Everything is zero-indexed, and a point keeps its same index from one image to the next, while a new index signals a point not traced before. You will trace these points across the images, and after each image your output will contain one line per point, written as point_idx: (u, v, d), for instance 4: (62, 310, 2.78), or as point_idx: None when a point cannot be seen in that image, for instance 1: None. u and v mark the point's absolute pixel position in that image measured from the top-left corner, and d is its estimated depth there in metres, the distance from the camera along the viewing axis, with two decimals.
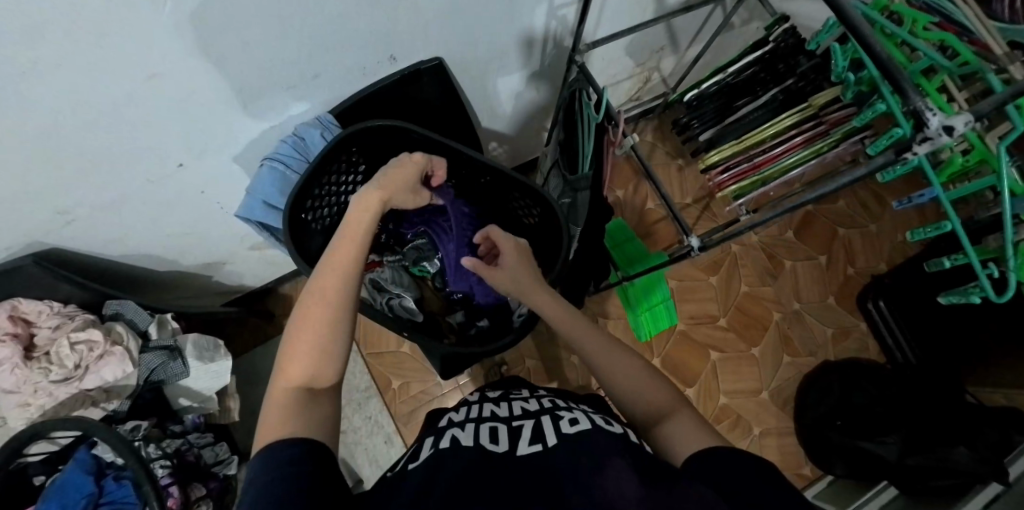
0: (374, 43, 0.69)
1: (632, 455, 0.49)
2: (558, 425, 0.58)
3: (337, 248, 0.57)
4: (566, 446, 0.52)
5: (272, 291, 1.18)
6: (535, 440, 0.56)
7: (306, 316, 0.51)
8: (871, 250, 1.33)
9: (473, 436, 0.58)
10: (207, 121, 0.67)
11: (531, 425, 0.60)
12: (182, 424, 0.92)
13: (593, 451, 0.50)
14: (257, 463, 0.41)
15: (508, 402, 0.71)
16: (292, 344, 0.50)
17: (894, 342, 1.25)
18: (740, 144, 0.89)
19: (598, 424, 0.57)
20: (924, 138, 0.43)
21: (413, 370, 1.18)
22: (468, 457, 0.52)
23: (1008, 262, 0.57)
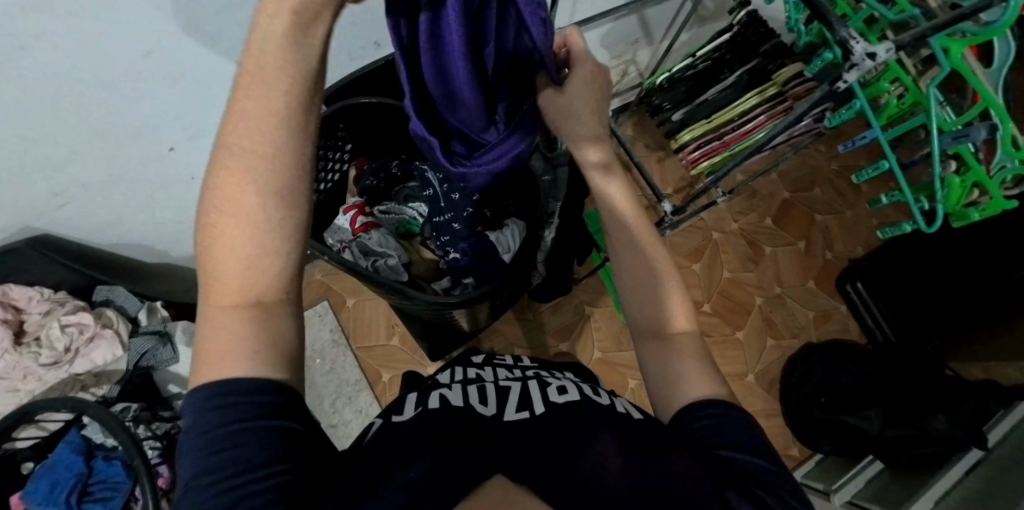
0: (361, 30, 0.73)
1: (619, 427, 0.46)
2: (546, 393, 0.53)
3: (242, 116, 0.37)
4: (556, 416, 0.48)
5: None
6: (522, 406, 0.51)
7: (220, 229, 0.39)
8: (848, 235, 1.37)
9: (462, 396, 0.53)
10: (201, 102, 0.69)
11: (518, 388, 0.55)
12: (170, 410, 0.96)
13: (580, 421, 0.47)
14: (200, 397, 0.37)
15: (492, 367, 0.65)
16: (214, 253, 0.39)
17: (874, 322, 1.28)
18: (711, 123, 0.86)
19: (587, 394, 0.54)
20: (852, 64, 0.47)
21: (406, 364, 1.18)
22: (455, 413, 0.48)
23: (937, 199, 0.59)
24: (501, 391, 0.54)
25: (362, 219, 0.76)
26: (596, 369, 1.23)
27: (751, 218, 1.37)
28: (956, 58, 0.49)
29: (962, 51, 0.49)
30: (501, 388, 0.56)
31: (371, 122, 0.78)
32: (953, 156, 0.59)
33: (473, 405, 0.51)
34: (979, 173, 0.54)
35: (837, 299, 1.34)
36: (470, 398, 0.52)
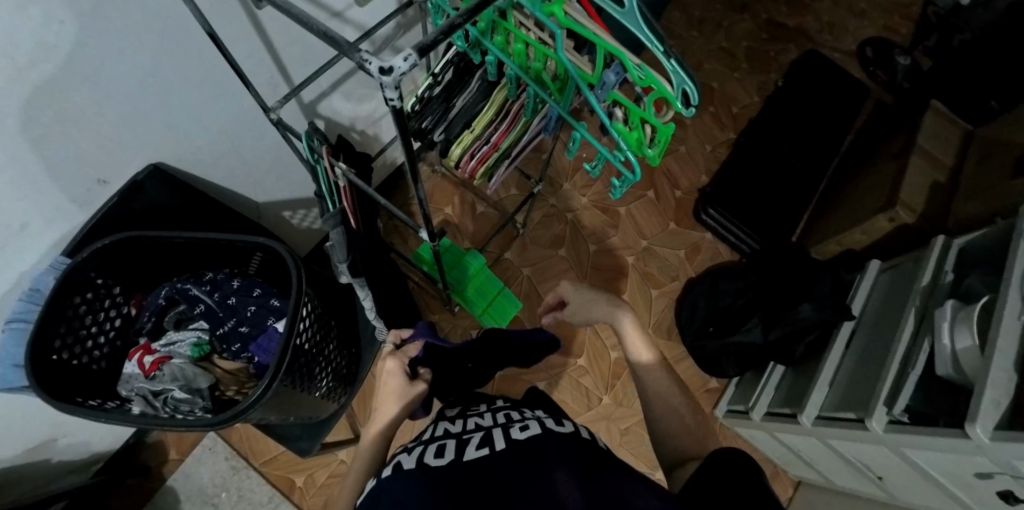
0: (75, 177, 0.70)
1: (574, 457, 0.51)
2: (508, 433, 0.58)
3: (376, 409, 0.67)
4: (516, 451, 0.52)
5: (140, 443, 1.15)
6: (483, 444, 0.55)
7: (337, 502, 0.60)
8: (688, 168, 1.43)
9: (417, 456, 0.55)
10: None
11: (481, 435, 0.58)
12: None
13: (540, 457, 0.51)
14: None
15: (463, 419, 0.68)
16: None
17: (738, 238, 1.34)
18: (473, 130, 0.86)
19: (548, 427, 0.58)
20: (385, 88, 0.39)
21: (314, 461, 1.17)
22: (408, 477, 0.50)
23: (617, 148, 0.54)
24: (462, 440, 0.58)
25: (149, 358, 0.71)
26: (503, 385, 1.23)
27: (597, 186, 1.39)
28: (560, 15, 0.49)
29: (562, 10, 0.49)
30: (463, 437, 0.59)
31: (128, 262, 0.75)
32: (615, 103, 0.56)
33: (427, 460, 0.53)
34: (636, 110, 0.51)
35: (700, 229, 1.39)
36: (426, 453, 0.55)
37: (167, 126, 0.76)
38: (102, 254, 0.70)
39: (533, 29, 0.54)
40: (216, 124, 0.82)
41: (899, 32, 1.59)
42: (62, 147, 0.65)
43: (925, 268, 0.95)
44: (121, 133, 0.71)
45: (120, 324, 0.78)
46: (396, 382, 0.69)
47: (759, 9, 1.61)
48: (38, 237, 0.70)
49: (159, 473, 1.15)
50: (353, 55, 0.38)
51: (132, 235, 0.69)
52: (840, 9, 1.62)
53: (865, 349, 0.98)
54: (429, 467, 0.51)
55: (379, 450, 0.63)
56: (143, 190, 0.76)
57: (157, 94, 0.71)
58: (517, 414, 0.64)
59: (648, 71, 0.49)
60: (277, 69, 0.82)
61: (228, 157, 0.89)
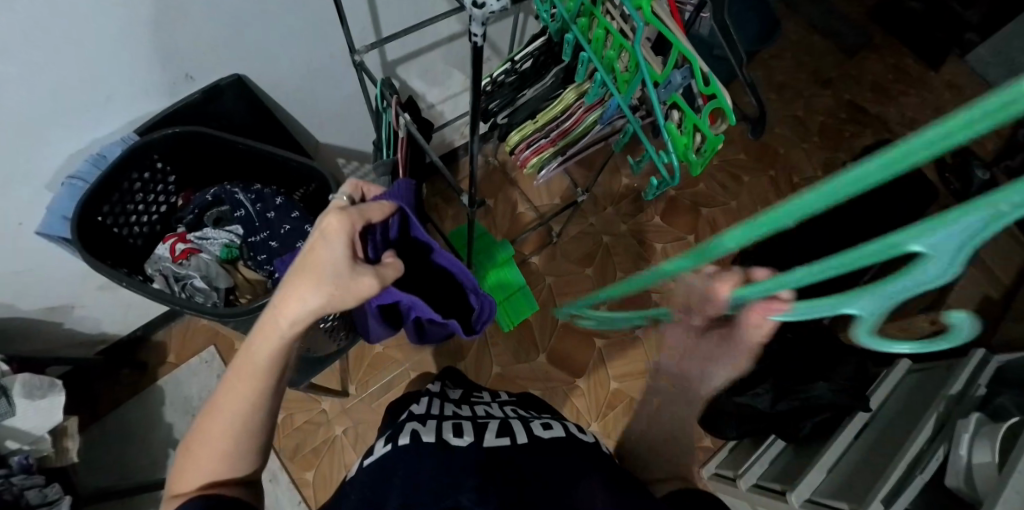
0: (165, 65, 0.75)
1: (594, 466, 0.67)
2: (531, 428, 0.73)
3: (278, 309, 0.45)
4: (536, 446, 0.68)
5: (144, 339, 1.19)
6: (504, 434, 0.69)
7: (201, 434, 0.47)
8: (735, 224, 1.41)
9: (435, 432, 0.67)
10: (8, 143, 0.71)
11: (497, 424, 0.72)
12: (5, 468, 0.79)
13: (566, 464, 0.66)
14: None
15: (471, 404, 0.82)
16: (190, 448, 0.47)
17: (768, 304, 1.30)
18: (537, 121, 0.89)
19: (568, 431, 0.75)
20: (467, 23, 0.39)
21: (297, 403, 1.19)
22: (434, 450, 0.63)
23: (663, 147, 0.53)
24: (479, 425, 0.71)
25: (182, 246, 0.75)
26: (497, 383, 1.23)
27: (638, 218, 1.39)
28: (647, 10, 0.49)
29: (651, 6, 0.49)
30: (478, 422, 0.72)
31: (189, 155, 0.79)
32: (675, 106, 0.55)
33: (448, 438, 0.67)
34: (690, 115, 0.50)
35: (732, 286, 1.36)
36: (447, 432, 0.68)
37: (257, 47, 0.81)
38: (167, 142, 0.74)
39: (618, 20, 0.55)
40: (303, 55, 0.87)
41: (983, 144, 1.55)
42: (163, 36, 0.71)
43: (956, 377, 0.91)
44: (220, 40, 0.76)
45: (164, 211, 0.83)
46: (333, 253, 0.45)
47: (843, 88, 1.59)
48: (118, 110, 0.77)
49: (153, 373, 1.18)
50: None
51: (199, 130, 0.73)
52: (927, 108, 1.58)
53: (876, 446, 0.93)
54: (450, 446, 0.64)
55: (266, 367, 0.46)
56: (220, 96, 0.82)
57: (264, 12, 0.76)
58: (526, 414, 0.78)
59: (712, 81, 0.47)
60: (371, 20, 0.87)
61: (305, 90, 0.94)
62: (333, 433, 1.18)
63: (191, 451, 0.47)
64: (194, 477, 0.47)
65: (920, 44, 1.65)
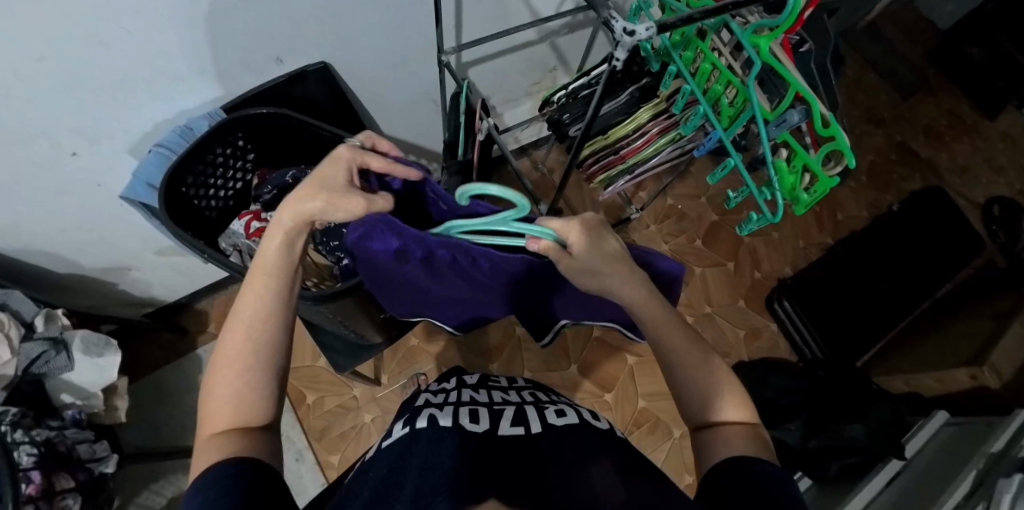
0: (261, 46, 0.77)
1: (612, 453, 0.52)
2: (545, 415, 0.60)
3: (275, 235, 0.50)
4: (554, 435, 0.54)
5: (186, 306, 1.21)
6: (518, 422, 0.57)
7: (219, 365, 0.48)
8: (775, 255, 1.41)
9: (449, 416, 0.57)
10: (102, 102, 0.73)
11: (514, 410, 0.60)
12: (60, 420, 0.81)
13: (578, 447, 0.52)
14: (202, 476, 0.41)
15: (486, 389, 0.70)
16: (213, 371, 0.48)
17: (802, 339, 1.30)
18: (607, 137, 0.90)
19: (585, 419, 0.60)
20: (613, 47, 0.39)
21: (329, 385, 1.20)
22: (445, 433, 0.52)
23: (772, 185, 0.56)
24: (495, 410, 0.59)
25: (256, 224, 0.78)
26: None
27: (680, 239, 1.40)
28: (764, 49, 0.51)
29: (770, 45, 0.51)
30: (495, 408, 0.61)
31: (271, 136, 0.81)
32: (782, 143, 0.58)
33: (463, 422, 0.55)
34: (803, 154, 0.53)
35: (767, 317, 1.36)
36: (462, 416, 0.57)
37: (346, 35, 0.83)
38: (256, 121, 0.77)
39: (727, 56, 0.57)
40: (387, 49, 0.89)
41: None
42: (266, 16, 0.73)
43: (998, 434, 0.91)
44: (316, 27, 0.78)
45: (239, 187, 0.85)
46: (334, 174, 0.49)
47: (896, 130, 1.59)
48: (208, 83, 0.79)
49: (193, 339, 1.20)
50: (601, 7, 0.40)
51: (288, 114, 0.75)
52: (980, 159, 1.57)
53: (910, 493, 0.92)
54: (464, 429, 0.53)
55: (280, 339, 0.51)
56: (306, 80, 0.84)
57: (360, 2, 0.77)
58: (545, 401, 0.67)
59: (834, 123, 0.49)
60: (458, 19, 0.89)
61: (381, 81, 0.96)
62: (360, 419, 1.20)
63: (210, 378, 0.48)
64: (217, 402, 0.47)
65: (978, 94, 1.65)
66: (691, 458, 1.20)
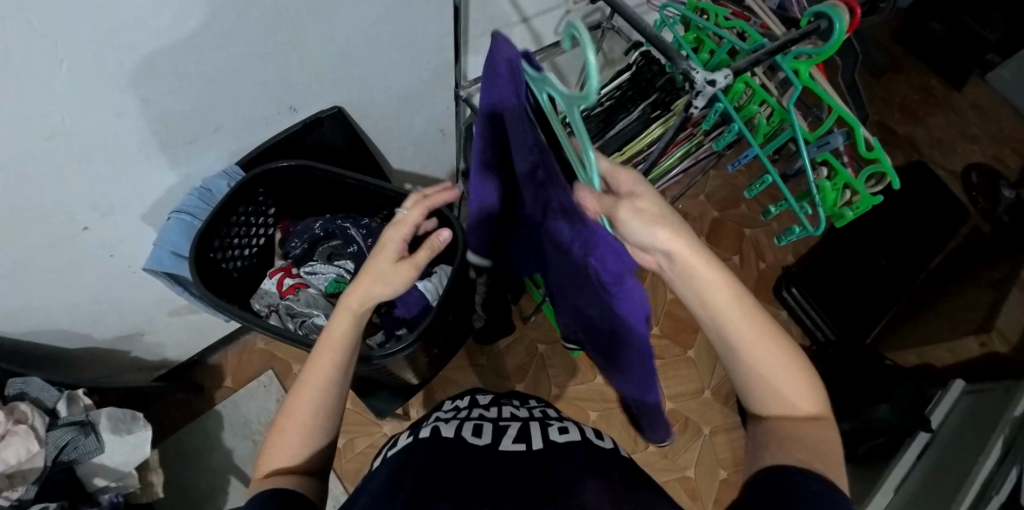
0: (273, 97, 0.75)
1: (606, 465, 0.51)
2: (548, 432, 0.60)
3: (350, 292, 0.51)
4: (553, 450, 0.54)
5: (199, 363, 1.16)
6: (520, 439, 0.56)
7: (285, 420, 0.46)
8: (777, 244, 1.45)
9: (455, 428, 0.58)
10: (114, 172, 0.69)
11: (519, 426, 0.60)
12: (97, 506, 0.77)
13: (575, 461, 0.51)
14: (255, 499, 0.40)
15: (497, 406, 0.69)
16: (278, 428, 0.46)
17: (814, 323, 1.33)
18: (624, 155, 0.91)
19: (588, 436, 0.59)
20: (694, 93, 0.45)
21: (358, 426, 1.18)
22: (441, 446, 0.53)
23: (814, 204, 0.57)
24: (500, 426, 0.60)
25: (289, 281, 0.77)
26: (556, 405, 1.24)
27: None
28: (805, 74, 0.53)
29: (809, 70, 0.53)
30: (501, 423, 0.61)
31: (293, 188, 0.80)
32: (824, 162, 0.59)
33: (466, 436, 0.56)
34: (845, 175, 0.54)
35: (777, 306, 1.40)
36: (464, 429, 0.57)
37: (356, 76, 0.81)
38: (278, 174, 0.75)
39: (763, 77, 0.59)
40: (396, 85, 0.88)
41: (1006, 163, 1.61)
42: (277, 65, 0.70)
43: (1016, 397, 0.96)
44: (328, 70, 0.76)
45: (262, 243, 0.82)
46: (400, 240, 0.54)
47: (873, 110, 1.65)
48: (221, 141, 0.76)
49: (210, 396, 1.15)
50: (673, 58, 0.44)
51: (310, 164, 0.73)
52: (952, 131, 1.65)
53: (941, 465, 0.96)
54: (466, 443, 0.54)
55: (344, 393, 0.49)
56: (321, 125, 0.82)
57: (369, 41, 0.76)
58: (555, 416, 0.66)
59: (878, 147, 0.51)
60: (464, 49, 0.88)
61: (390, 117, 0.94)
62: None
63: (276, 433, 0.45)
64: (284, 452, 0.45)
65: (943, 69, 1.73)
66: (724, 453, 1.23)
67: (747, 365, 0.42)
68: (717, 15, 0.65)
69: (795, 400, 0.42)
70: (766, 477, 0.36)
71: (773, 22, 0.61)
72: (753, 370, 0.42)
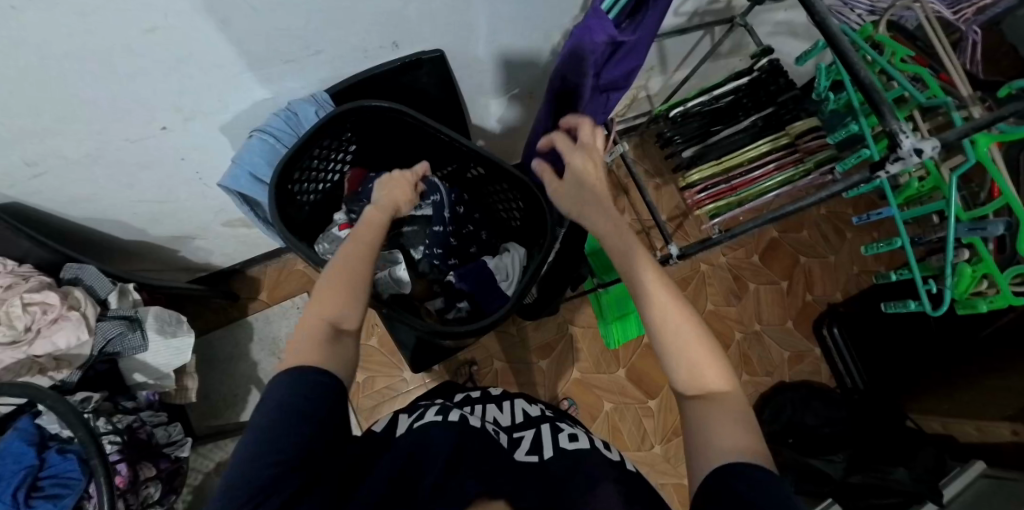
0: (381, 31, 0.69)
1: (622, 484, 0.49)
2: (557, 437, 0.56)
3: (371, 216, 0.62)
4: (563, 460, 0.51)
5: (238, 272, 1.16)
6: (533, 450, 0.53)
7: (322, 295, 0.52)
8: (829, 280, 1.41)
9: (477, 419, 0.56)
10: (206, 78, 0.65)
11: (531, 436, 0.57)
12: (134, 401, 0.80)
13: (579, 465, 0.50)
14: (279, 381, 0.44)
15: (508, 402, 0.68)
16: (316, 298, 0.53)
17: (846, 368, 1.31)
18: (721, 164, 0.85)
19: (597, 446, 0.56)
20: (896, 159, 0.42)
21: (382, 366, 1.19)
22: (464, 435, 0.51)
23: (947, 286, 0.56)
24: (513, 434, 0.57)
25: None
26: (574, 388, 1.25)
27: (737, 254, 1.39)
28: (983, 149, 0.50)
29: (988, 146, 0.50)
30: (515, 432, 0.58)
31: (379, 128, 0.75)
32: (966, 244, 0.57)
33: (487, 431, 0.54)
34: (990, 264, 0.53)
35: (812, 341, 1.38)
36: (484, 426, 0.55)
37: (467, 25, 0.75)
38: (368, 114, 0.70)
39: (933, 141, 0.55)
40: (504, 40, 0.81)
41: None
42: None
43: None
44: (442, 13, 0.70)
45: (335, 179, 0.80)
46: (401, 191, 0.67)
47: None
48: (317, 65, 0.71)
49: (244, 306, 1.16)
50: (893, 122, 0.41)
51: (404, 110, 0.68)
52: None
53: None
54: (490, 437, 0.52)
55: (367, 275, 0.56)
56: (419, 68, 0.76)
57: None
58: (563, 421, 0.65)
59: None
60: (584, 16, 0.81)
61: (486, 70, 0.88)
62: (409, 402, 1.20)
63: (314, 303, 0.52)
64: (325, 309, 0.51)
65: None
66: None
67: (694, 379, 0.47)
68: (895, 54, 0.59)
69: (702, 372, 0.47)
70: (721, 472, 0.39)
71: (960, 75, 0.53)
72: (686, 368, 0.48)
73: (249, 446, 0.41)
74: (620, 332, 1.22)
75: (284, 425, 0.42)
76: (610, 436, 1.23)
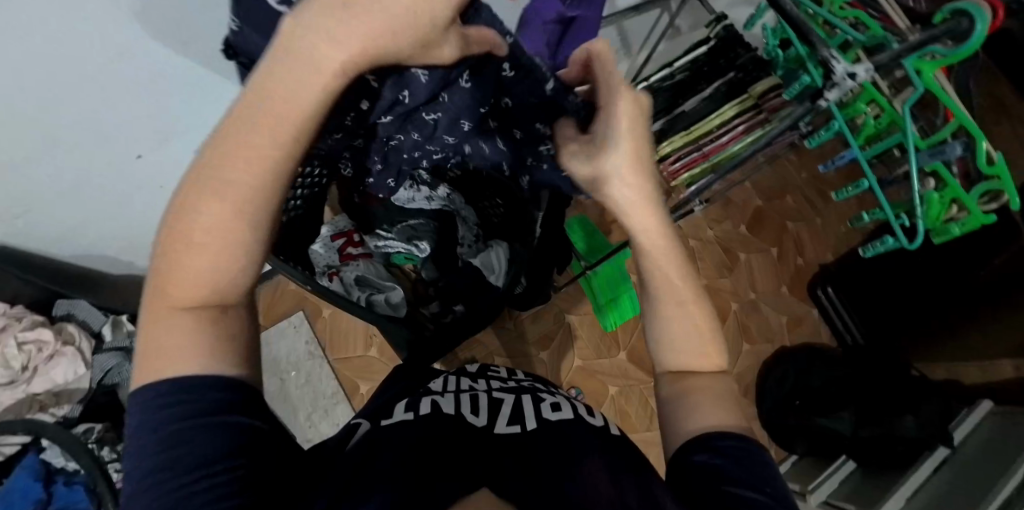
0: None
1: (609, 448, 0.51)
2: (540, 408, 0.59)
3: (226, 137, 0.28)
4: (547, 431, 0.53)
5: None
6: (514, 421, 0.56)
7: (169, 263, 0.30)
8: (818, 242, 1.41)
9: (454, 404, 0.58)
10: (174, 103, 0.67)
11: (511, 403, 0.60)
12: None
13: (568, 440, 0.50)
14: (135, 405, 0.30)
15: (486, 379, 0.68)
16: (160, 266, 0.30)
17: (843, 325, 1.34)
18: (691, 134, 0.86)
19: (580, 414, 0.58)
20: (834, 84, 0.53)
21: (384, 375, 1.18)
22: (445, 424, 0.52)
23: (918, 215, 0.55)
24: (494, 402, 0.60)
25: (351, 250, 0.80)
26: (577, 377, 1.25)
27: (724, 226, 1.40)
28: (928, 76, 0.50)
29: (933, 72, 0.50)
30: (494, 395, 0.61)
31: None
32: (931, 173, 0.57)
33: (465, 414, 0.56)
34: (956, 187, 0.52)
35: (809, 304, 1.39)
36: (463, 407, 0.58)
37: None
38: None
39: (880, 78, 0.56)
40: None
41: None
42: None
43: None
44: None
45: None
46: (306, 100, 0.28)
47: None
48: None
49: None
50: None
51: None
52: None
53: (953, 482, 0.98)
54: (466, 422, 0.54)
55: (252, 253, 0.31)
56: None
57: None
58: (545, 389, 0.67)
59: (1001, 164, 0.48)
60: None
61: None
62: None
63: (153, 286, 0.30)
64: (170, 318, 0.30)
65: None
66: None
67: (682, 367, 0.48)
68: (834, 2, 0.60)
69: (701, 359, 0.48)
70: (697, 459, 0.40)
71: (897, 12, 0.55)
72: (674, 352, 0.49)
73: (133, 446, 0.29)
74: (616, 316, 1.19)
75: (170, 451, 0.28)
76: (619, 419, 1.23)
